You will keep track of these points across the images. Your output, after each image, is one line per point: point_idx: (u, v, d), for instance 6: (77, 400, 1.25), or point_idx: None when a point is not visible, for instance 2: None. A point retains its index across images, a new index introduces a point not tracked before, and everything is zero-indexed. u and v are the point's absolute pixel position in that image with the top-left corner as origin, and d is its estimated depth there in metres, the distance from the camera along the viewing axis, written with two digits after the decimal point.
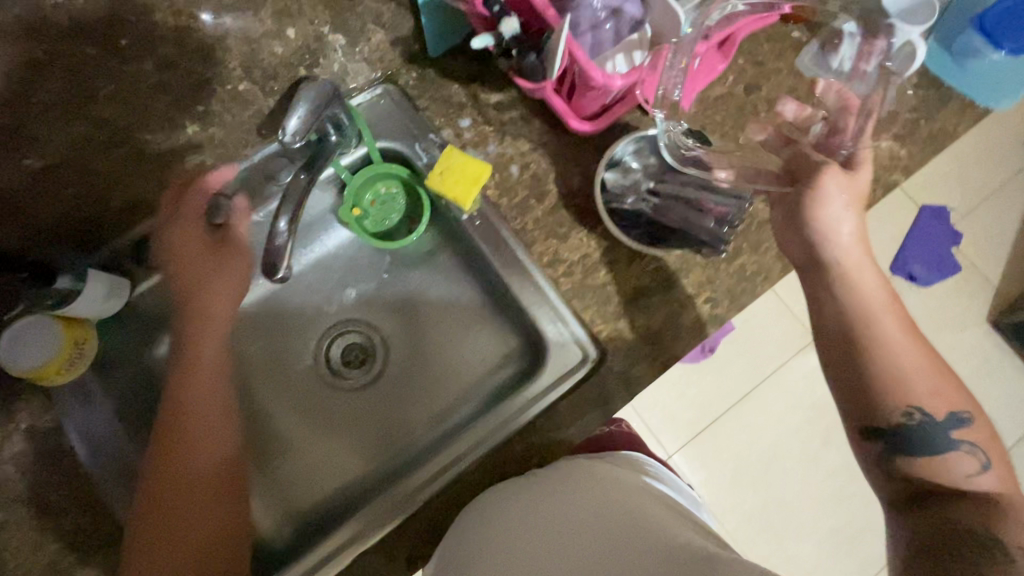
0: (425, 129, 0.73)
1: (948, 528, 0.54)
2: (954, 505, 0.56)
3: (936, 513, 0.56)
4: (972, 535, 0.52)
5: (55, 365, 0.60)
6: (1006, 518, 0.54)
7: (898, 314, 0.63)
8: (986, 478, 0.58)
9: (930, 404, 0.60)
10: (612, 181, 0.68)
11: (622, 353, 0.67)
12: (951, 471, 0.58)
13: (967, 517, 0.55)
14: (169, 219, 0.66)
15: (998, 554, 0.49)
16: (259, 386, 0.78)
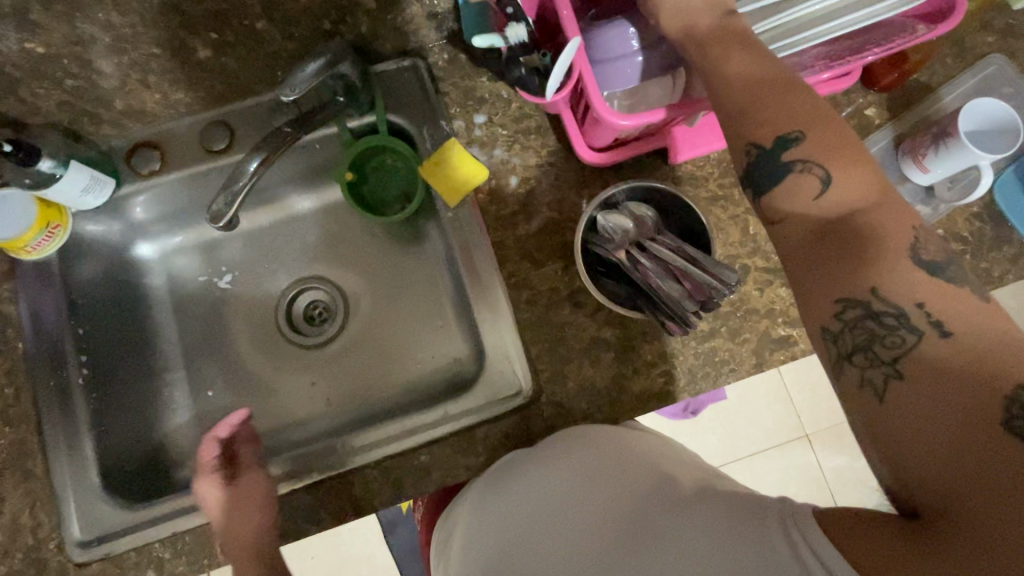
0: (439, 113, 0.70)
1: (851, 294, 0.40)
2: (838, 256, 0.41)
3: (822, 243, 0.42)
4: (870, 313, 0.39)
5: (22, 242, 0.62)
6: (862, 240, 0.40)
7: (741, 46, 0.50)
8: (832, 195, 0.43)
9: (769, 133, 0.46)
10: (604, 222, 0.63)
11: (558, 398, 0.64)
12: (806, 192, 0.44)
13: (860, 262, 0.40)
14: (170, 135, 0.68)
15: (903, 331, 0.38)
16: (223, 312, 0.79)
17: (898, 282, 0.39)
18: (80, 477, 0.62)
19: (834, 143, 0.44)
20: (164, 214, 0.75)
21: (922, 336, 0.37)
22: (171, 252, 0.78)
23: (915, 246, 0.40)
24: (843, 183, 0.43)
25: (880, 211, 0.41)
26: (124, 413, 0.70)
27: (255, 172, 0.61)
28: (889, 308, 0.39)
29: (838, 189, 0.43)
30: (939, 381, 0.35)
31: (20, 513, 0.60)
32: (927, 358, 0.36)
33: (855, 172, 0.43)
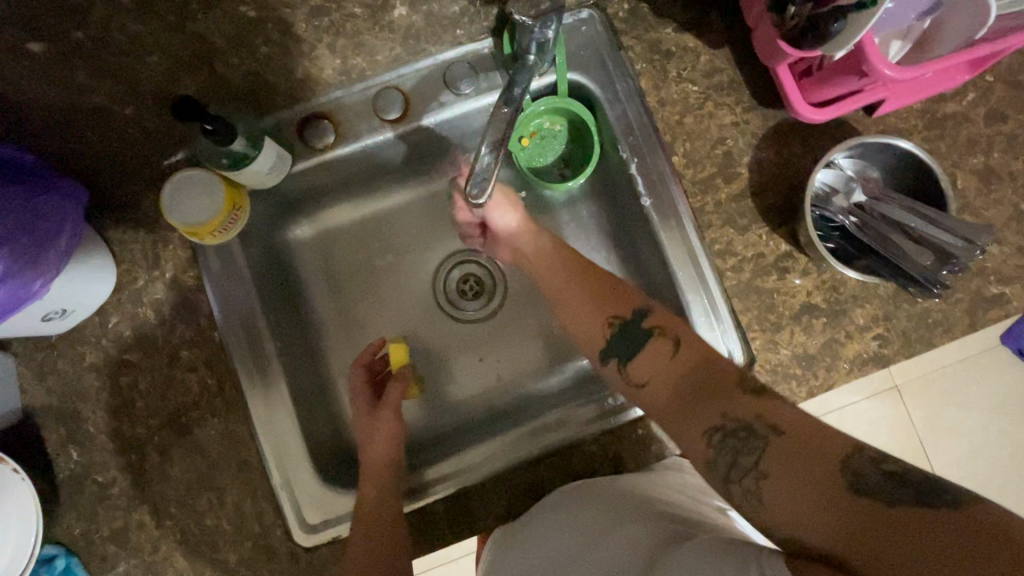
0: (623, 72, 0.66)
1: (698, 455, 0.48)
2: (695, 419, 0.49)
3: (684, 408, 0.51)
4: (731, 432, 0.46)
5: (209, 226, 0.58)
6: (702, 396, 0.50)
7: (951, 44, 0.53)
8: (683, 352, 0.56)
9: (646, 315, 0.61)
10: (821, 181, 0.61)
11: (773, 365, 0.62)
12: (660, 357, 0.57)
13: (708, 420, 0.48)
14: (341, 104, 0.63)
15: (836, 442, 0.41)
16: (371, 310, 0.76)
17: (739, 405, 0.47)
18: (293, 466, 0.61)
19: (666, 398, 0.54)
20: (314, 192, 0.70)
21: (768, 439, 0.44)
22: (320, 235, 0.75)
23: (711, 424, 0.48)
24: (647, 378, 0.57)
25: (703, 375, 0.52)
26: (311, 397, 0.68)
27: (489, 155, 0.58)
28: (648, 330, 0.60)
29: (668, 369, 0.56)
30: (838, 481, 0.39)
31: (241, 502, 0.60)
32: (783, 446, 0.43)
33: (715, 409, 0.48)
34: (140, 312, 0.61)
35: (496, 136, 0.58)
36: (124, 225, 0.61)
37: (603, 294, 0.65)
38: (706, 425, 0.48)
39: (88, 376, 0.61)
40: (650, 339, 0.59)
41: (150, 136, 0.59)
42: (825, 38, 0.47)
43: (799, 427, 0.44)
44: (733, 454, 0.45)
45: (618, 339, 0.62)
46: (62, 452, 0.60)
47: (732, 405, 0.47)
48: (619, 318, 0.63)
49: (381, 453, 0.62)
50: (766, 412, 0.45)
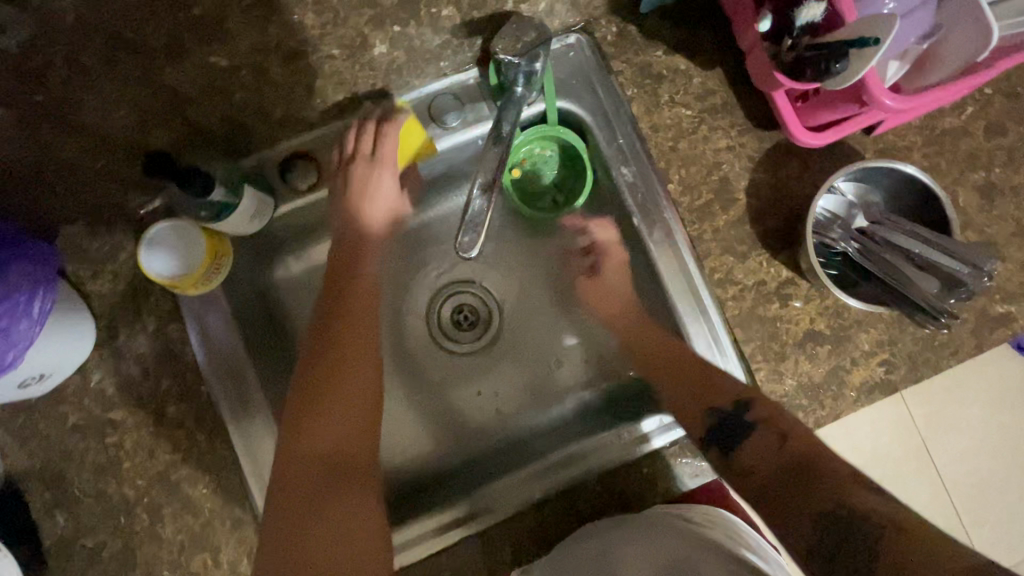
0: (613, 96, 0.64)
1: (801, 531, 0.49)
2: (797, 505, 0.51)
3: (792, 494, 0.52)
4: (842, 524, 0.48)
5: (194, 278, 0.56)
6: (796, 478, 0.53)
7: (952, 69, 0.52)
8: (790, 447, 0.55)
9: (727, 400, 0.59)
10: (822, 207, 0.59)
11: (778, 394, 0.61)
12: (765, 449, 0.56)
13: (815, 507, 0.50)
14: (321, 142, 0.62)
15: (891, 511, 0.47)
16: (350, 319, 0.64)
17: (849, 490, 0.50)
18: None
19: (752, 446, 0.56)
20: (299, 230, 0.68)
21: (889, 535, 0.46)
22: (306, 272, 0.72)
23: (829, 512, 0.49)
24: (754, 465, 0.55)
25: (807, 468, 0.53)
26: None
27: (482, 199, 0.57)
28: (752, 420, 0.57)
29: (776, 459, 0.55)
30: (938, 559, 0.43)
31: (237, 562, 0.58)
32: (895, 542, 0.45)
33: (832, 492, 0.50)
34: (122, 368, 0.59)
35: (487, 178, 0.57)
36: (101, 278, 0.58)
37: (684, 363, 0.62)
38: (816, 510, 0.49)
39: (70, 437, 0.58)
40: (755, 430, 0.57)
41: (124, 186, 0.57)
42: (819, 75, 0.46)
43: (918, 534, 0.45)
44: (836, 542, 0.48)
45: (722, 428, 0.58)
46: (48, 517, 0.58)
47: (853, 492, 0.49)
48: (724, 407, 0.58)
49: (351, 452, 0.60)
50: (897, 517, 0.47)
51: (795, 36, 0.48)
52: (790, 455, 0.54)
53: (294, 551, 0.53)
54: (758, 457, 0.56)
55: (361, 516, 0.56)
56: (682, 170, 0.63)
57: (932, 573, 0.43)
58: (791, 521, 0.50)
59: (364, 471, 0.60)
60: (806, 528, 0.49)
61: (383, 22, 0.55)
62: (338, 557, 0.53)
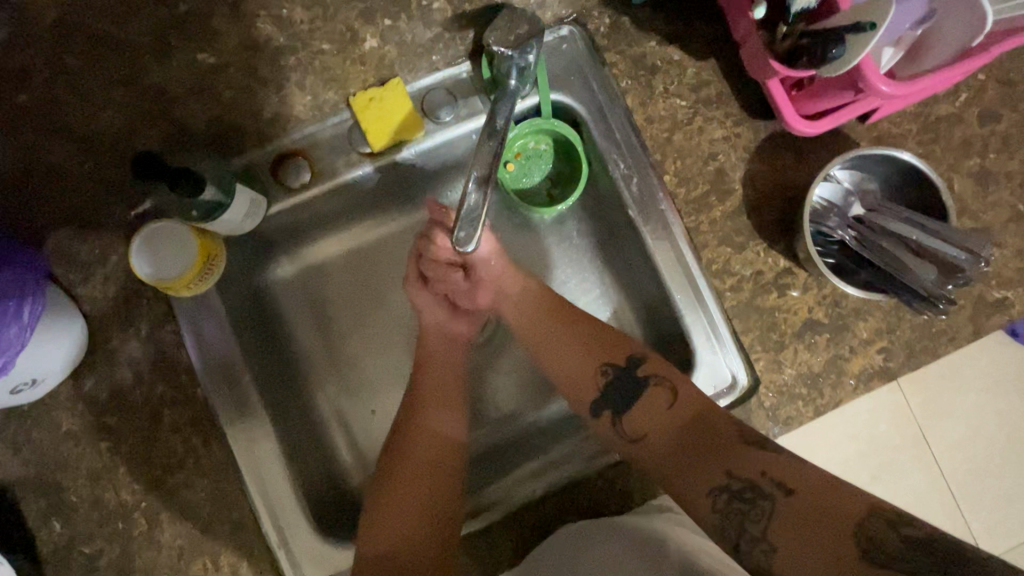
0: (607, 88, 0.64)
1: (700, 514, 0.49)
2: (697, 472, 0.51)
3: (676, 461, 0.53)
4: (734, 495, 0.48)
5: (185, 280, 0.55)
6: (704, 451, 0.53)
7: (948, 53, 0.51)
8: (680, 404, 0.57)
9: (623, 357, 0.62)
10: (818, 197, 0.59)
11: (778, 384, 0.61)
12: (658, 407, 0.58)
13: (713, 471, 0.51)
14: (315, 139, 0.59)
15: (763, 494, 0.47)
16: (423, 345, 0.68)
17: (743, 462, 0.49)
18: (289, 524, 0.59)
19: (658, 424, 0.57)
20: (294, 231, 0.67)
21: (771, 499, 0.46)
22: (303, 273, 0.72)
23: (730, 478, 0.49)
24: (645, 431, 0.57)
25: (695, 433, 0.54)
26: (303, 446, 0.66)
27: (476, 194, 0.55)
28: (644, 376, 0.60)
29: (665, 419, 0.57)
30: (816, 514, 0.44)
31: (238, 566, 0.57)
32: (790, 506, 0.45)
33: (720, 466, 0.50)
34: (116, 373, 0.58)
35: (482, 172, 0.55)
36: (92, 282, 0.57)
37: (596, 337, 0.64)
38: (712, 478, 0.50)
39: (64, 444, 0.57)
40: (646, 387, 0.59)
41: (113, 188, 0.56)
42: (818, 62, 0.46)
43: (804, 480, 0.47)
44: (735, 520, 0.47)
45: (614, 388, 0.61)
46: (44, 526, 0.57)
47: (740, 462, 0.50)
48: (618, 364, 0.62)
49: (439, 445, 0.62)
50: (770, 468, 0.48)
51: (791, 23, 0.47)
52: (707, 423, 0.55)
53: (386, 505, 0.58)
54: (659, 416, 0.57)
55: (438, 513, 0.58)
56: (677, 162, 0.63)
57: (807, 544, 0.43)
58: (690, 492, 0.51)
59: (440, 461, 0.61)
60: (705, 473, 0.52)
61: (373, 15, 0.58)
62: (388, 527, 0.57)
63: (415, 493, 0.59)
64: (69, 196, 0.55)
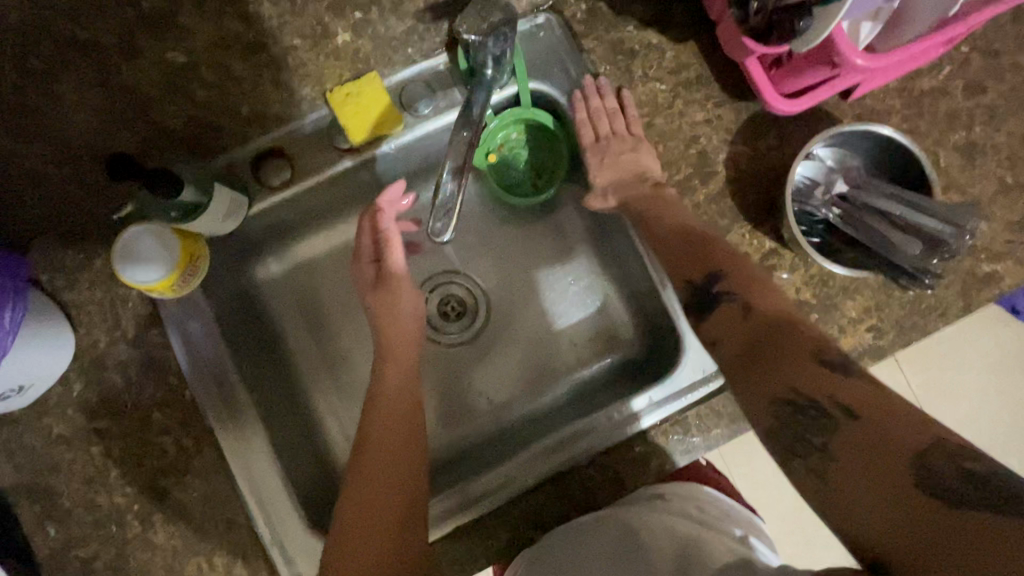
0: (586, 75, 0.63)
1: (761, 420, 0.42)
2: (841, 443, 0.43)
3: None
4: (798, 409, 0.40)
5: (170, 281, 0.55)
6: (760, 362, 0.44)
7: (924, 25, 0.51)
8: (756, 313, 0.47)
9: (700, 272, 0.52)
10: (800, 176, 0.59)
11: None
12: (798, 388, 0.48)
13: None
14: (293, 135, 0.59)
15: (825, 416, 0.39)
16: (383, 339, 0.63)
17: (819, 380, 0.40)
18: (280, 521, 0.59)
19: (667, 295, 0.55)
20: (278, 230, 0.67)
21: (841, 420, 0.38)
22: (289, 271, 0.72)
23: (792, 389, 0.41)
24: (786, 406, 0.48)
25: (770, 344, 0.44)
26: (294, 443, 0.66)
27: (451, 183, 0.55)
28: (721, 292, 0.50)
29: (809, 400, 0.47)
30: (865, 449, 0.36)
31: (232, 563, 0.58)
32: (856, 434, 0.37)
33: (790, 376, 0.42)
34: (105, 376, 0.58)
35: (457, 163, 0.56)
36: (77, 288, 0.58)
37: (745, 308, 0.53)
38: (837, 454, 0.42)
39: (56, 449, 0.58)
40: (723, 300, 0.49)
41: (92, 192, 0.56)
42: (787, 36, 0.45)
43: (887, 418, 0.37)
44: (790, 431, 0.40)
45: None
46: (39, 530, 0.57)
47: (805, 378, 0.41)
48: (693, 278, 0.52)
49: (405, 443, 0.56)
50: (857, 393, 0.39)
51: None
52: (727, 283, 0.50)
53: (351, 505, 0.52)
54: (728, 316, 0.48)
55: (411, 513, 0.53)
56: (659, 146, 0.63)
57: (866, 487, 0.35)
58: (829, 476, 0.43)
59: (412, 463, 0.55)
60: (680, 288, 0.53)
61: (343, 9, 0.58)
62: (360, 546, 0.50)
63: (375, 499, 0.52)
64: (50, 202, 0.55)
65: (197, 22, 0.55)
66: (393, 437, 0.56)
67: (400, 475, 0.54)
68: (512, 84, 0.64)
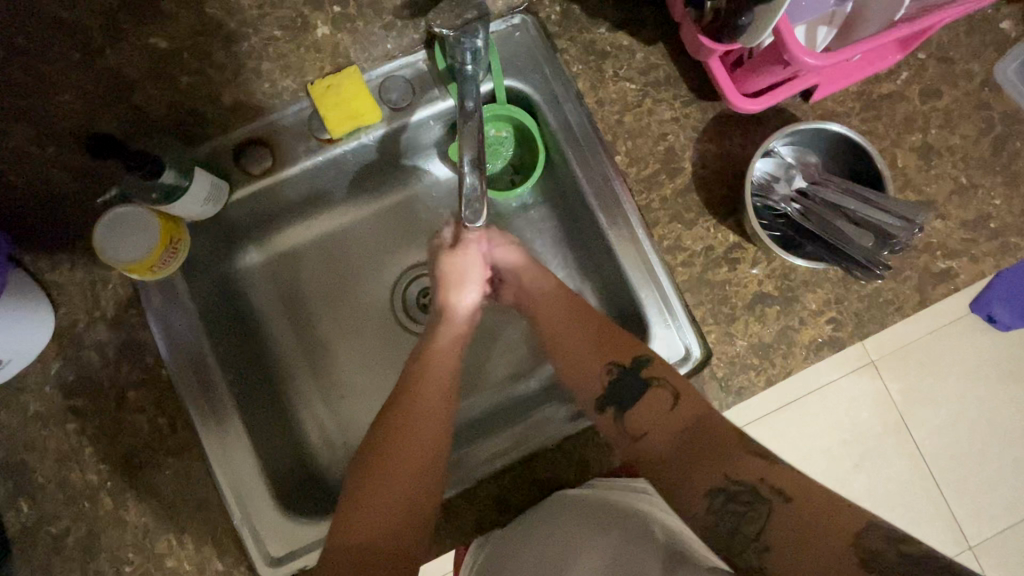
0: (560, 74, 0.66)
1: (698, 514, 0.48)
2: (695, 472, 0.50)
3: (688, 460, 0.51)
4: (729, 497, 0.47)
5: (148, 262, 0.57)
6: (694, 456, 0.51)
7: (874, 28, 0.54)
8: (680, 407, 0.55)
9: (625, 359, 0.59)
10: (761, 171, 0.62)
11: (730, 356, 0.62)
12: (658, 413, 0.55)
13: (709, 480, 0.49)
14: (274, 125, 0.61)
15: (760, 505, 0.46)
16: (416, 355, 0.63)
17: (738, 470, 0.48)
18: (251, 501, 0.60)
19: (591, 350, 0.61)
20: (261, 219, 0.69)
21: (771, 504, 0.46)
22: (272, 260, 0.74)
23: (724, 490, 0.48)
24: (645, 430, 0.55)
25: (700, 441, 0.52)
26: (270, 426, 0.67)
27: (473, 175, 0.57)
28: (646, 379, 0.58)
29: (665, 424, 0.55)
30: (799, 529, 0.44)
31: (202, 541, 0.58)
32: (790, 514, 0.45)
33: (719, 468, 0.49)
34: (83, 355, 0.60)
35: (476, 154, 0.57)
36: (59, 268, 0.59)
37: (603, 336, 0.61)
38: (706, 486, 0.49)
39: (32, 426, 0.59)
40: (648, 389, 0.57)
41: (76, 174, 0.57)
42: (736, 33, 0.49)
43: (808, 499, 0.45)
44: (733, 521, 0.46)
45: (616, 390, 0.58)
46: (12, 506, 0.58)
47: (733, 467, 0.49)
48: (621, 364, 0.59)
49: (426, 436, 0.58)
50: (766, 473, 0.48)
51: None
52: (619, 338, 0.61)
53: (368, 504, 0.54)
54: (651, 412, 0.56)
55: (419, 509, 0.54)
56: (629, 143, 0.65)
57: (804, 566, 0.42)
58: (686, 504, 0.49)
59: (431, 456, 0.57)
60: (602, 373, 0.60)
61: (322, 3, 0.60)
62: (365, 527, 0.53)
63: (391, 495, 0.54)
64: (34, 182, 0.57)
65: (183, 14, 0.58)
66: (420, 432, 0.58)
67: (421, 468, 0.56)
68: (489, 80, 0.66)
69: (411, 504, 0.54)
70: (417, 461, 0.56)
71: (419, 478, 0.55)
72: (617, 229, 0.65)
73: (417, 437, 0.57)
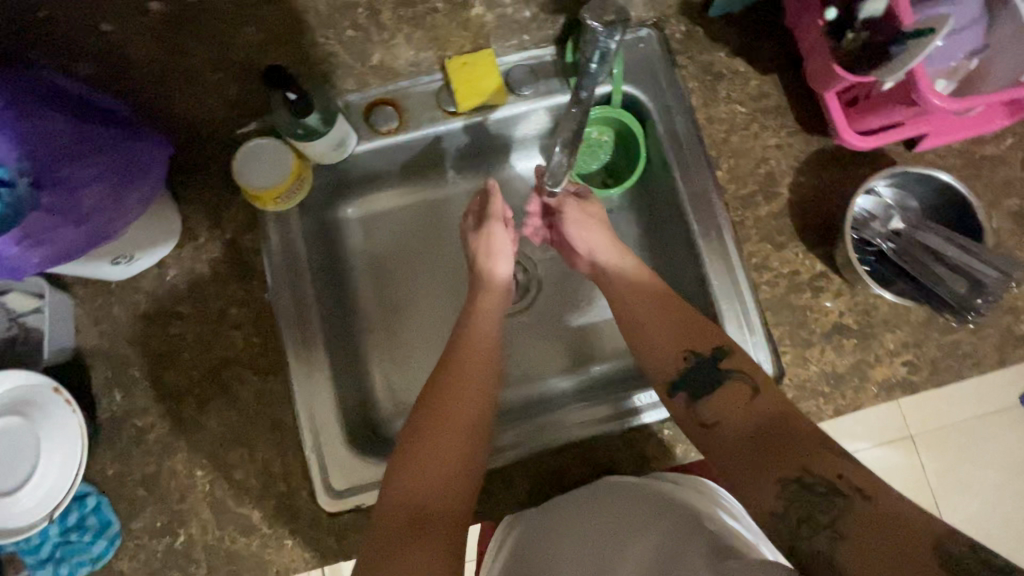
0: (676, 88, 0.70)
1: (765, 497, 0.46)
2: (755, 468, 0.49)
3: (753, 449, 0.50)
4: (805, 485, 0.45)
5: (277, 192, 0.62)
6: (767, 437, 0.49)
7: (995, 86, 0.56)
8: (763, 399, 0.52)
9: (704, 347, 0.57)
10: (861, 208, 0.65)
11: (800, 379, 0.63)
12: (737, 403, 0.53)
13: (785, 468, 0.46)
14: (407, 92, 0.67)
15: (833, 495, 0.44)
16: (476, 327, 0.63)
17: (818, 458, 0.46)
18: (323, 432, 0.63)
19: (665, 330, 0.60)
20: (370, 177, 0.74)
21: (848, 497, 0.43)
22: (369, 218, 0.78)
23: (793, 478, 0.46)
24: (718, 418, 0.54)
25: (772, 431, 0.49)
26: (344, 369, 0.70)
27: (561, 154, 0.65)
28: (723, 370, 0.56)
29: (746, 413, 0.52)
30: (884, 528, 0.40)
31: (271, 460, 0.61)
32: (871, 511, 0.41)
33: (799, 456, 0.46)
34: (196, 267, 0.64)
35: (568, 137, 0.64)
36: (194, 185, 0.65)
37: (687, 321, 0.59)
38: (779, 473, 0.46)
39: (139, 323, 0.63)
40: (725, 378, 0.55)
41: (227, 100, 0.62)
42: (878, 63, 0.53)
43: (884, 496, 0.42)
44: (805, 508, 0.44)
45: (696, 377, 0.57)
46: (106, 393, 0.62)
47: (809, 456, 0.46)
48: (699, 352, 0.57)
49: (476, 387, 0.58)
50: (845, 468, 0.44)
51: (856, 30, 0.54)
52: (689, 325, 0.59)
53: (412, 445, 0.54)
54: (725, 400, 0.54)
55: (469, 467, 0.54)
56: (731, 162, 0.68)
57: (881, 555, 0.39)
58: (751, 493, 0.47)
59: (479, 408, 0.57)
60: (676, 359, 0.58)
61: None
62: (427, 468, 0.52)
63: (438, 440, 0.54)
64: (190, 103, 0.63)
65: None
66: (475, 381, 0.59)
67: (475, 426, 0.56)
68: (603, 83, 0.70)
69: (466, 456, 0.54)
70: (469, 416, 0.56)
71: (472, 433, 0.55)
72: (707, 239, 0.67)
73: (463, 386, 0.58)
